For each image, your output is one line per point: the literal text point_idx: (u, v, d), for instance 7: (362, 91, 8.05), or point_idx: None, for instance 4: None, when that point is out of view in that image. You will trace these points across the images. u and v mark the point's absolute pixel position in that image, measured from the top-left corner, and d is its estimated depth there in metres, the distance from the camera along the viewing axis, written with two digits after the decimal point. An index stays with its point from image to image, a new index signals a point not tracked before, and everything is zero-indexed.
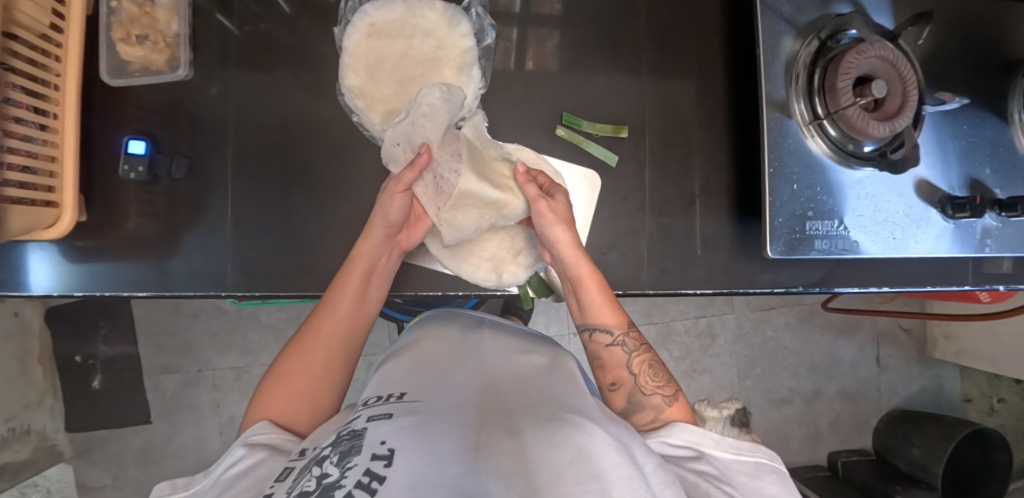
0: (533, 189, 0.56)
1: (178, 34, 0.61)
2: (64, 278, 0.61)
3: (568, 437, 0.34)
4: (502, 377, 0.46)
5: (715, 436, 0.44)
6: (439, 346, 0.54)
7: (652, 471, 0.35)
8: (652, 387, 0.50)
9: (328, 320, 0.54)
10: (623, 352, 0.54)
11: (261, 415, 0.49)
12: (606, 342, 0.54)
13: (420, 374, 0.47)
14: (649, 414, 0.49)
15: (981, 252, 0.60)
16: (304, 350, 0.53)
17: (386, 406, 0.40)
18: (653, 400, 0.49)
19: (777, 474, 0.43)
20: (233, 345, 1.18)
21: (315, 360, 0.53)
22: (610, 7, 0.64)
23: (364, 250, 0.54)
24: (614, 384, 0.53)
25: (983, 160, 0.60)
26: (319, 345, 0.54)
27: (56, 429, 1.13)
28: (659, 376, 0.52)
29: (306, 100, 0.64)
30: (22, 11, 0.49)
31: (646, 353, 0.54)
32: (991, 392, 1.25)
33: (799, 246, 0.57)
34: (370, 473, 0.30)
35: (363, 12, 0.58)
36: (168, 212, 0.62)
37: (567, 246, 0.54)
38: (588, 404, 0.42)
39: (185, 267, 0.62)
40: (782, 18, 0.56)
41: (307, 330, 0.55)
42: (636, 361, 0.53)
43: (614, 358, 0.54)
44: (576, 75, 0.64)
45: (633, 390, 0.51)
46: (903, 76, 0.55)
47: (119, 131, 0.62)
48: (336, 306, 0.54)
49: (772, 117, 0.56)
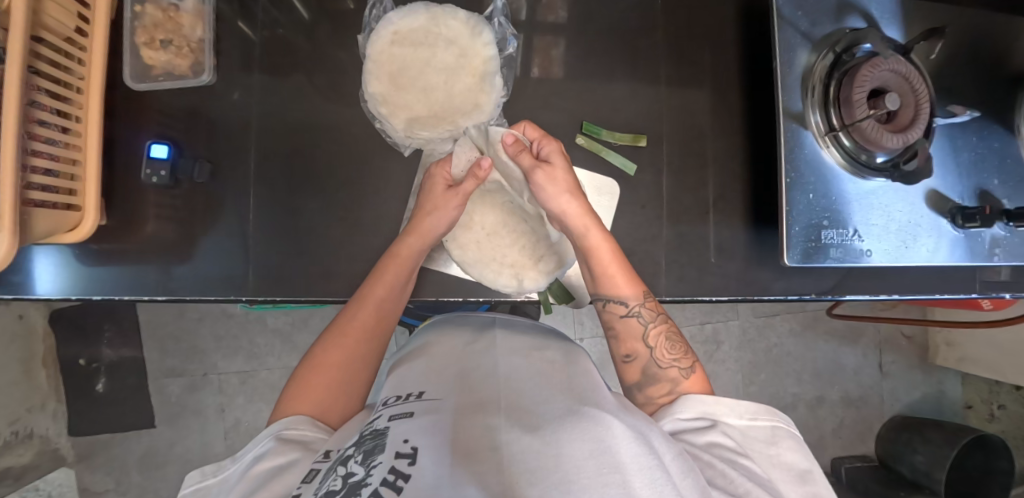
0: (527, 156, 0.56)
1: (202, 39, 0.62)
2: (74, 281, 0.61)
3: (587, 429, 0.33)
4: (518, 373, 0.45)
5: (729, 402, 0.45)
6: (455, 346, 0.54)
7: (672, 462, 0.34)
8: (668, 360, 0.50)
9: (368, 311, 0.53)
10: (639, 323, 0.53)
11: (293, 407, 0.46)
12: (621, 313, 0.54)
13: (437, 375, 0.47)
14: (665, 387, 0.49)
15: (989, 261, 0.61)
16: (338, 341, 0.52)
17: (405, 405, 0.41)
18: (669, 373, 0.49)
19: (794, 439, 0.43)
20: (238, 349, 1.17)
21: (352, 349, 0.51)
22: (628, 19, 0.65)
23: (408, 248, 0.56)
24: (629, 356, 0.52)
25: (992, 171, 0.62)
26: (357, 336, 0.52)
27: (59, 433, 1.12)
28: (676, 349, 0.52)
29: (327, 106, 0.64)
30: (49, 15, 0.49)
31: (662, 324, 0.53)
32: (992, 399, 1.28)
33: (814, 255, 0.58)
34: (394, 471, 0.30)
35: (387, 21, 0.59)
36: (185, 216, 0.62)
37: (576, 214, 0.56)
38: (604, 398, 0.42)
39: (201, 270, 0.62)
40: (799, 33, 0.58)
41: (342, 321, 0.53)
42: (651, 334, 0.53)
43: (629, 330, 0.53)
44: (594, 85, 0.65)
45: (648, 363, 0.51)
46: (915, 89, 0.56)
47: (141, 135, 0.62)
48: (372, 294, 0.54)
49: (788, 128, 0.57)
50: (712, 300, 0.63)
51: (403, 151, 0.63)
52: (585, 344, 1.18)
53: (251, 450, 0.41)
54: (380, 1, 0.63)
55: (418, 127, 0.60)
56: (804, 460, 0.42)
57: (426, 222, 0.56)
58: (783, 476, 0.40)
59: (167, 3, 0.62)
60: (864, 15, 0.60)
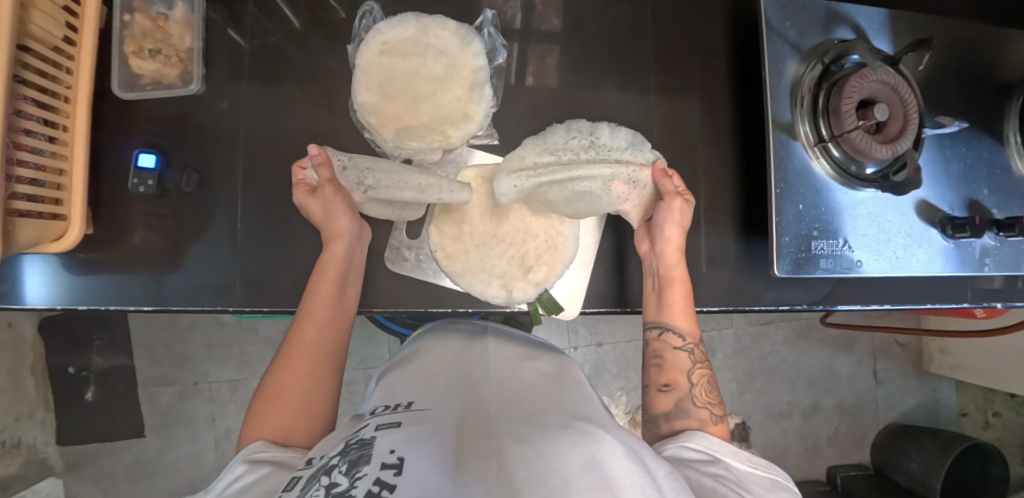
0: (671, 185, 0.59)
1: (191, 48, 0.62)
2: (63, 291, 0.60)
3: (577, 445, 0.32)
4: (504, 385, 0.45)
5: (732, 448, 0.45)
6: (445, 355, 0.53)
7: (663, 479, 0.33)
8: (704, 400, 0.51)
9: (308, 329, 0.52)
10: (687, 359, 0.55)
11: (254, 434, 0.46)
12: (674, 344, 0.56)
13: (428, 384, 0.46)
14: (692, 424, 0.50)
15: (980, 271, 0.61)
16: (287, 364, 0.50)
17: (393, 416, 0.40)
18: (700, 412, 0.50)
19: (792, 493, 0.42)
20: (230, 358, 1.17)
21: (301, 367, 0.50)
22: (619, 29, 0.66)
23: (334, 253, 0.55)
24: (667, 385, 0.53)
25: (981, 181, 0.62)
26: (305, 354, 0.51)
27: (47, 443, 1.11)
28: (712, 393, 0.53)
29: (318, 116, 0.64)
30: (34, 24, 0.50)
31: (706, 368, 0.55)
32: (986, 405, 1.27)
33: (805, 266, 0.57)
34: (380, 482, 0.29)
35: (376, 32, 0.59)
36: (174, 224, 0.62)
37: (674, 247, 0.59)
38: (595, 413, 0.42)
39: (189, 280, 0.61)
40: (787, 43, 0.58)
41: (289, 342, 0.52)
42: (695, 371, 0.54)
43: (677, 362, 0.55)
44: (586, 95, 0.65)
45: (683, 397, 0.52)
46: (903, 100, 0.56)
47: (129, 144, 0.61)
48: (310, 307, 0.53)
49: (777, 138, 0.57)
50: (703, 310, 0.63)
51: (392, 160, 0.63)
52: (578, 352, 1.18)
53: (223, 477, 0.41)
54: (371, 11, 0.63)
55: (409, 138, 0.59)
56: None
57: (339, 227, 0.55)
58: None
59: (156, 13, 0.61)
60: (852, 26, 0.60)
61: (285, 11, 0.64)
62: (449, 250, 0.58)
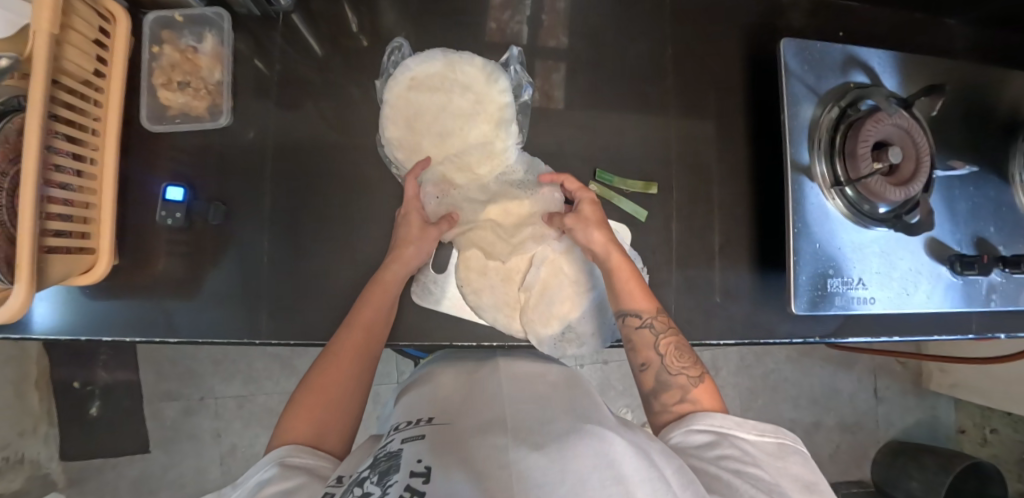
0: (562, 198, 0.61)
1: (220, 82, 0.62)
2: (66, 322, 0.60)
3: (588, 445, 0.33)
4: (518, 396, 0.45)
5: (738, 419, 0.45)
6: (458, 374, 0.53)
7: (672, 475, 0.34)
8: (677, 368, 0.50)
9: (357, 332, 0.52)
10: (650, 333, 0.53)
11: (286, 434, 0.44)
12: (635, 324, 0.54)
13: (447, 399, 0.47)
14: (676, 394, 0.49)
15: (987, 306, 0.63)
16: (328, 366, 0.50)
17: (416, 429, 0.41)
18: (679, 380, 0.50)
19: (800, 455, 0.43)
20: (236, 373, 1.16)
21: (344, 370, 0.49)
22: (640, 66, 0.67)
23: (389, 274, 0.55)
24: (644, 365, 0.52)
25: (987, 219, 0.64)
26: (349, 357, 0.50)
27: (50, 458, 1.10)
28: (686, 357, 0.51)
29: (342, 146, 0.64)
30: (68, 59, 0.50)
31: (672, 334, 0.53)
32: (984, 423, 1.29)
33: (821, 303, 0.59)
34: (410, 489, 0.30)
35: (405, 68, 0.64)
36: (197, 255, 0.62)
37: (599, 244, 0.57)
38: (606, 419, 0.43)
39: (210, 310, 0.61)
40: (805, 87, 0.60)
41: (333, 344, 0.51)
42: (662, 342, 0.52)
43: (643, 339, 0.53)
44: (607, 130, 0.66)
45: (660, 371, 0.51)
46: (916, 143, 0.58)
47: (151, 175, 0.61)
48: (363, 315, 0.53)
49: (795, 180, 0.59)
50: (720, 344, 0.64)
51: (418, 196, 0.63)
52: (585, 369, 1.19)
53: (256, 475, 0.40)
54: (399, 47, 0.65)
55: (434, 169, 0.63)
56: (813, 474, 0.41)
57: (406, 253, 0.56)
58: (791, 485, 0.39)
59: (185, 45, 0.61)
60: (868, 71, 0.62)
61: (311, 43, 0.65)
62: (474, 279, 0.61)
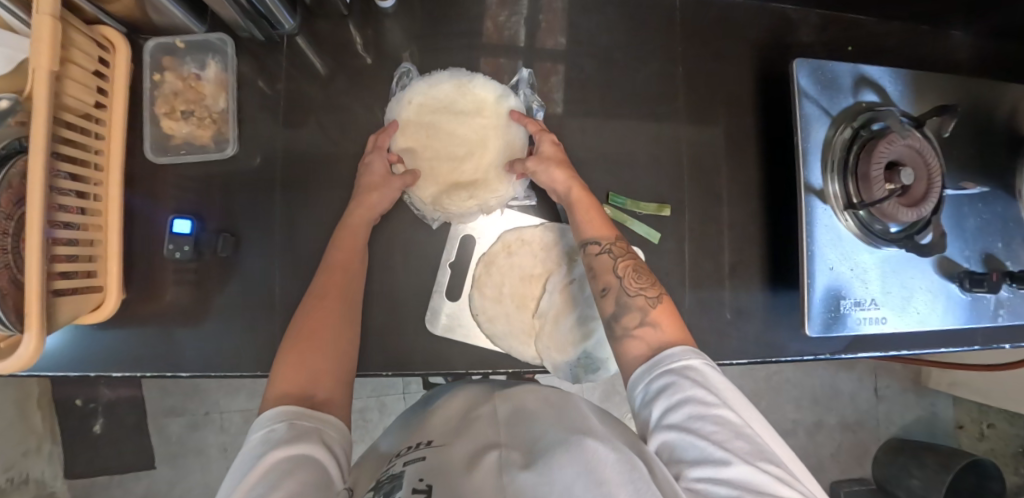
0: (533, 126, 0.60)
1: (225, 110, 0.61)
2: (73, 360, 0.58)
3: (571, 455, 0.33)
4: (515, 413, 0.46)
5: (695, 353, 0.42)
6: (461, 397, 0.54)
7: (667, 475, 0.34)
8: (636, 288, 0.49)
9: (338, 274, 0.51)
10: (608, 258, 0.52)
11: (287, 377, 0.41)
12: (594, 251, 0.53)
13: (449, 422, 0.47)
14: (637, 315, 0.48)
15: (995, 322, 0.64)
16: (314, 311, 0.47)
17: (418, 453, 0.41)
18: (638, 301, 0.48)
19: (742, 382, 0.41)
20: (241, 388, 1.16)
21: (333, 310, 0.48)
22: (649, 83, 0.66)
23: (358, 218, 0.55)
24: (604, 289, 0.51)
25: (995, 235, 0.64)
26: (334, 300, 0.49)
27: (54, 476, 1.10)
28: (644, 278, 0.50)
29: (350, 170, 0.63)
30: (69, 95, 0.49)
31: (631, 257, 0.52)
32: (981, 418, 1.32)
33: (833, 324, 0.59)
34: None
35: (414, 94, 0.63)
36: (206, 288, 0.60)
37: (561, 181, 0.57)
38: (597, 424, 0.42)
39: (220, 343, 0.60)
40: (818, 108, 0.59)
41: (315, 290, 0.50)
42: (621, 266, 0.51)
43: (601, 265, 0.52)
44: (618, 149, 0.65)
45: (618, 293, 0.49)
46: (928, 162, 0.58)
47: (155, 206, 0.60)
48: (338, 256, 0.52)
49: (808, 201, 0.59)
50: (733, 364, 0.64)
51: (431, 224, 0.61)
52: None
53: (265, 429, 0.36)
54: (408, 72, 0.64)
55: (447, 199, 0.61)
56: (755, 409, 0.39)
57: (371, 202, 0.56)
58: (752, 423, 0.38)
59: (188, 72, 0.60)
60: (880, 90, 0.61)
61: (317, 66, 0.63)
62: (489, 308, 0.61)
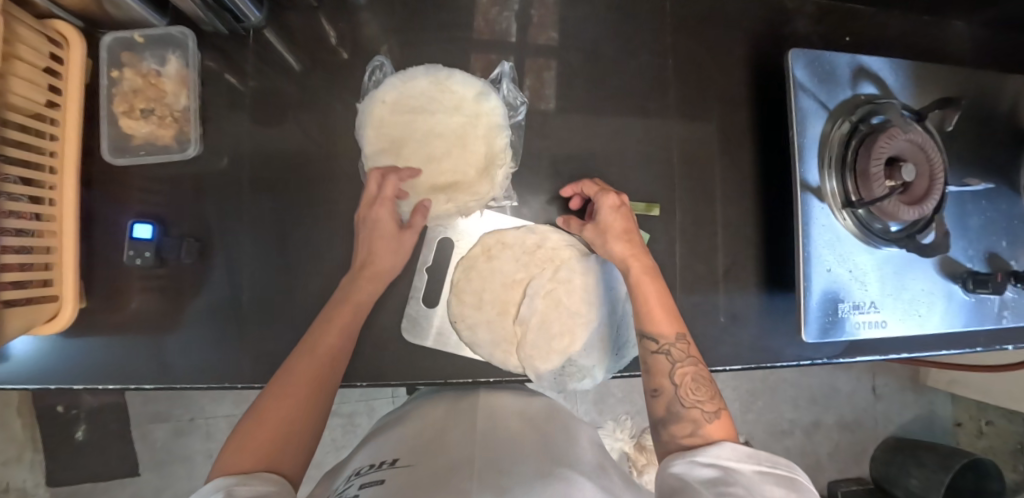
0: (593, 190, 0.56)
1: (186, 108, 0.57)
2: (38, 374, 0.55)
3: None
4: (487, 435, 0.46)
5: (744, 451, 0.39)
6: (437, 411, 0.53)
7: None
8: (692, 400, 0.45)
9: (319, 356, 0.45)
10: (667, 361, 0.47)
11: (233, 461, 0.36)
12: (651, 349, 0.48)
13: (417, 440, 0.46)
14: (688, 427, 0.43)
15: (999, 324, 0.61)
16: (283, 392, 0.42)
17: (377, 473, 0.40)
18: (692, 413, 0.44)
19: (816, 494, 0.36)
20: (226, 393, 1.13)
21: (301, 398, 0.42)
22: (639, 77, 0.63)
23: (365, 294, 0.51)
24: (656, 391, 0.47)
25: (1000, 233, 0.62)
26: (307, 382, 0.43)
27: (36, 485, 1.07)
28: (703, 390, 0.45)
29: (323, 171, 0.60)
30: (16, 93, 0.45)
31: (692, 364, 0.47)
32: (979, 415, 1.29)
33: (830, 330, 0.56)
34: None
35: (386, 90, 0.60)
36: (174, 296, 0.57)
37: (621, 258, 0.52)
38: (571, 459, 0.44)
39: (188, 353, 0.57)
40: (815, 101, 0.56)
41: (291, 368, 0.44)
42: (679, 371, 0.47)
43: (657, 366, 0.47)
44: (606, 147, 0.62)
45: (672, 401, 0.45)
46: (930, 158, 0.55)
47: (118, 209, 0.57)
48: (326, 339, 0.47)
49: (805, 200, 0.56)
50: (726, 370, 0.62)
51: (407, 226, 0.59)
52: None
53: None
54: (381, 66, 0.61)
55: (424, 200, 0.58)
56: None
57: (382, 265, 0.52)
58: None
59: (148, 69, 0.56)
60: (879, 82, 0.58)
61: (287, 61, 0.60)
62: (468, 314, 0.58)
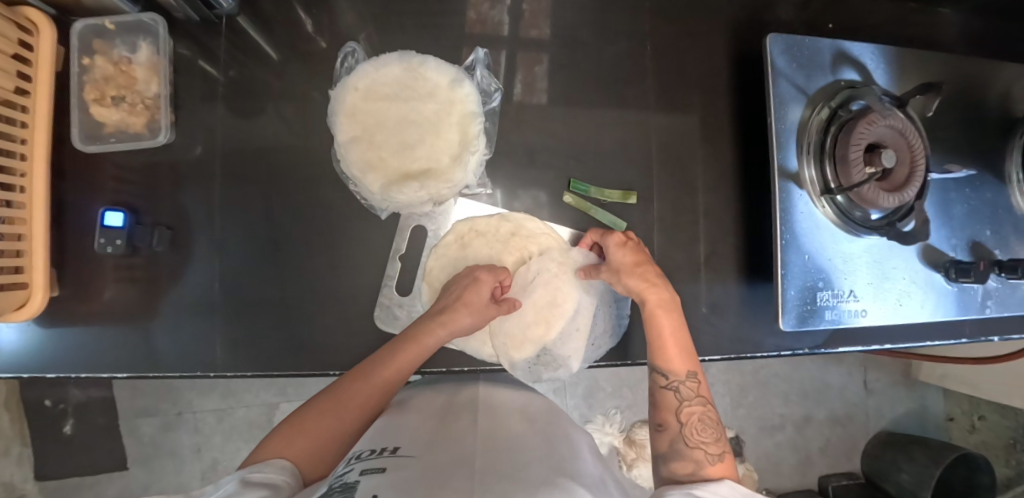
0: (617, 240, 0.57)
1: (157, 95, 0.57)
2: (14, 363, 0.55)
3: None
4: (492, 434, 0.43)
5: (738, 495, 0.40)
6: (433, 403, 0.51)
7: None
8: (696, 440, 0.45)
9: (372, 386, 0.47)
10: (675, 399, 0.49)
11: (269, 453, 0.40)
12: (661, 384, 0.50)
13: (419, 430, 0.43)
14: (688, 465, 0.44)
15: (982, 313, 0.60)
16: (327, 408, 0.45)
17: (377, 460, 0.37)
18: (694, 453, 0.44)
19: None
20: (214, 387, 1.13)
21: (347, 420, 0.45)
22: (617, 66, 0.63)
23: (431, 340, 0.51)
24: (660, 426, 0.48)
25: (984, 222, 0.61)
26: (351, 405, 0.46)
27: (25, 479, 1.08)
28: (710, 431, 0.46)
29: (298, 160, 0.60)
30: None
31: (702, 405, 0.48)
32: (973, 410, 1.28)
33: (810, 319, 0.56)
34: None
35: (357, 76, 0.58)
36: (148, 285, 0.57)
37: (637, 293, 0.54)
38: (582, 469, 0.41)
39: (162, 342, 0.57)
40: (793, 86, 0.56)
41: (341, 389, 0.46)
42: (686, 410, 0.48)
43: (665, 402, 0.49)
44: (584, 136, 0.61)
45: (676, 437, 0.46)
46: (911, 145, 0.54)
47: (91, 198, 0.57)
48: (384, 373, 0.47)
49: (783, 187, 0.55)
50: (704, 360, 0.61)
51: (380, 214, 0.58)
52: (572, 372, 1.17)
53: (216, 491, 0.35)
54: (353, 52, 0.60)
55: (396, 188, 0.57)
56: None
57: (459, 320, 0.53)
58: None
59: (118, 56, 0.56)
60: (859, 67, 0.58)
61: (261, 50, 0.60)
62: None
